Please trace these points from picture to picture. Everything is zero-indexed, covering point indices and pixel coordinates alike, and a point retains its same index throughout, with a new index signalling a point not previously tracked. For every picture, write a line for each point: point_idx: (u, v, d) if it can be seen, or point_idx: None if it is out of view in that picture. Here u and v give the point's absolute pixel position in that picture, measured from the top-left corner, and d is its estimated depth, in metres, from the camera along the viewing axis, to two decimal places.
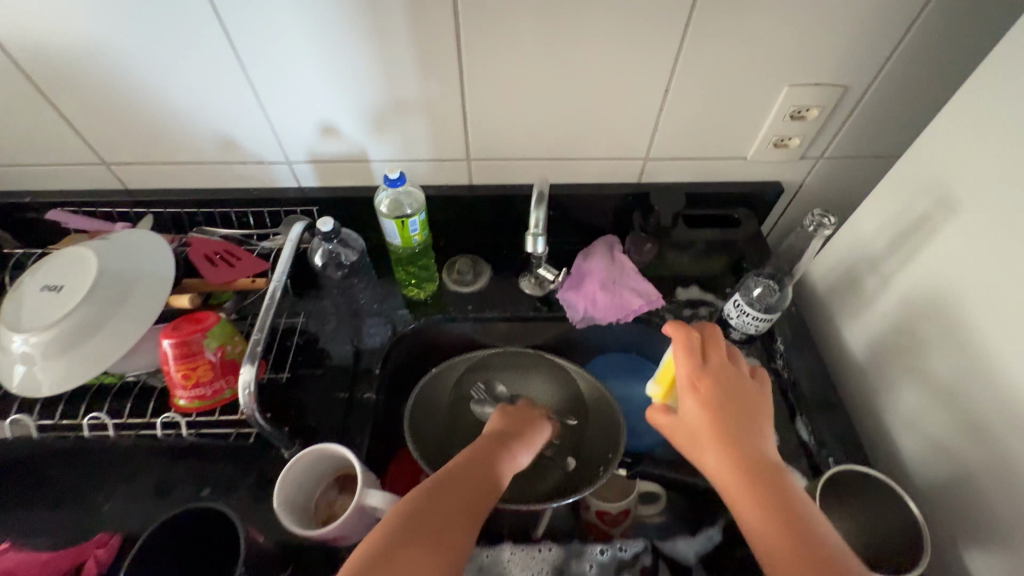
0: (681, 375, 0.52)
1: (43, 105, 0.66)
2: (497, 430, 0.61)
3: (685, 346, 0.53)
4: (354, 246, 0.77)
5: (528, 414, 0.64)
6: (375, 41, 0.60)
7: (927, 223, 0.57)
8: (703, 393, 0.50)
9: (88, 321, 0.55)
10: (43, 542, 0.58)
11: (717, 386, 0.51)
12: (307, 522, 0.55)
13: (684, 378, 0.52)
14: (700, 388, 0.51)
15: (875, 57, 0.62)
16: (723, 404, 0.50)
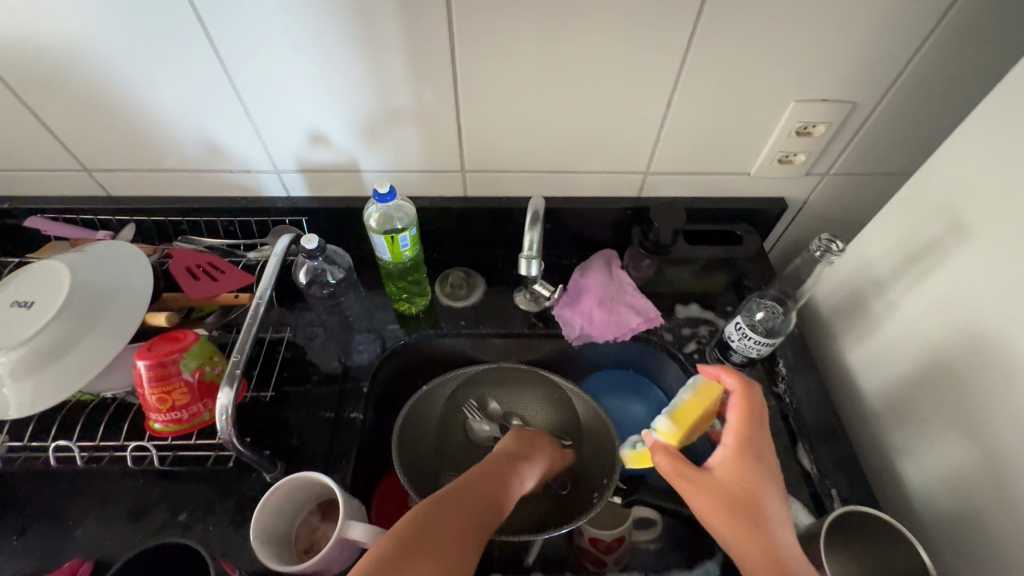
0: (732, 429, 0.52)
1: (19, 110, 0.63)
2: (509, 455, 0.59)
3: (747, 401, 0.54)
4: (341, 263, 0.74)
5: (541, 444, 0.63)
6: (366, 49, 0.57)
7: (937, 249, 0.54)
8: (750, 448, 0.51)
9: (60, 339, 0.52)
10: (12, 567, 0.56)
11: (761, 448, 0.51)
12: (287, 552, 0.53)
13: (732, 436, 0.52)
14: (748, 445, 0.51)
15: (886, 73, 0.60)
16: (762, 463, 0.50)
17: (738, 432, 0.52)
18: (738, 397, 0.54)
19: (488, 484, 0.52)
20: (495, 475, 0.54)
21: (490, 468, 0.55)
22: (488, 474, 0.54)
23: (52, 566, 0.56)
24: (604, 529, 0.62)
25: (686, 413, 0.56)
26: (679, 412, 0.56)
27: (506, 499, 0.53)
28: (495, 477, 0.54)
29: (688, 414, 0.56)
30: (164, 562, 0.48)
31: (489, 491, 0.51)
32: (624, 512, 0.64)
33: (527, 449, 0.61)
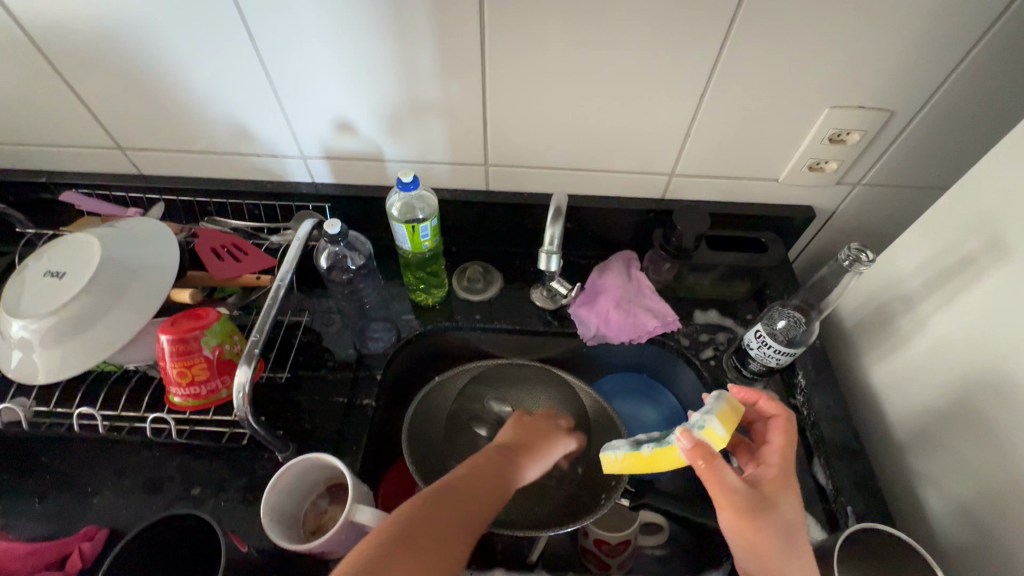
0: (776, 451, 0.52)
1: (60, 87, 0.65)
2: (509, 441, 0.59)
3: (788, 427, 0.53)
4: (361, 250, 0.73)
5: (541, 428, 0.62)
6: (397, 42, 0.58)
7: (973, 265, 0.52)
8: (784, 471, 0.50)
9: (87, 310, 0.54)
10: (30, 530, 0.58)
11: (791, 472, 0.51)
12: (296, 532, 0.54)
13: (777, 459, 0.51)
14: (784, 468, 0.50)
15: (926, 82, 0.58)
16: (793, 487, 0.50)
17: (782, 456, 0.51)
18: (782, 420, 0.53)
19: (494, 478, 0.51)
20: (501, 468, 0.53)
21: (495, 461, 0.54)
22: (492, 468, 0.52)
23: (69, 531, 0.58)
24: (610, 532, 0.61)
25: (731, 418, 0.50)
26: (726, 415, 0.49)
27: (510, 486, 0.53)
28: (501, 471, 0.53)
29: (730, 419, 0.50)
30: (174, 536, 0.49)
31: (492, 486, 0.51)
32: (631, 515, 0.64)
33: (532, 438, 0.60)
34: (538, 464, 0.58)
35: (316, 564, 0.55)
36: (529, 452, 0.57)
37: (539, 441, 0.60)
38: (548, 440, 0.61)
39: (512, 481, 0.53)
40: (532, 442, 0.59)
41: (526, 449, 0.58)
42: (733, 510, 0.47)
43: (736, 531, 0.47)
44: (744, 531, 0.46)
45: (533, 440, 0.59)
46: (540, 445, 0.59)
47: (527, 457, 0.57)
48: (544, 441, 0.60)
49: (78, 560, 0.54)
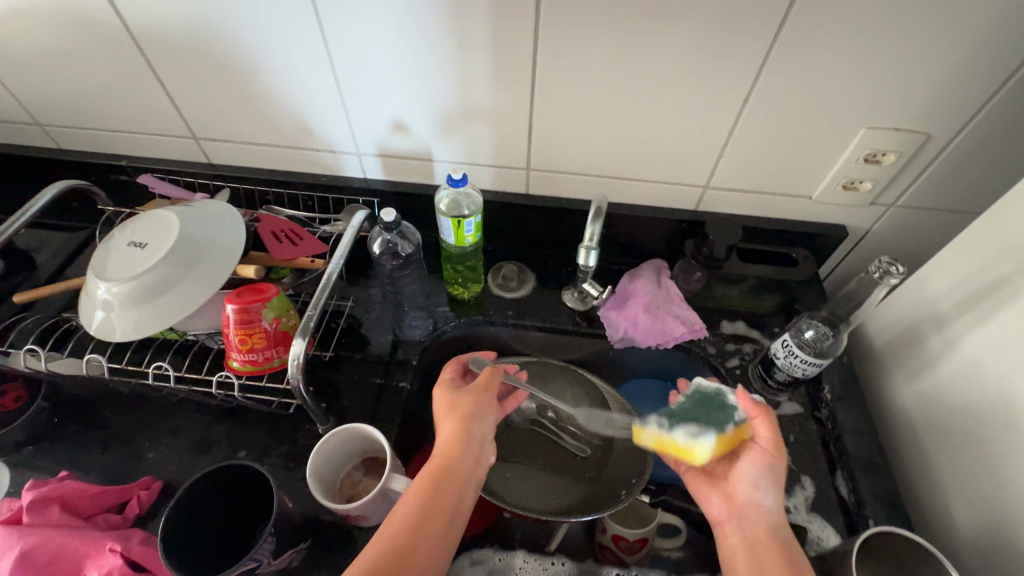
0: None
1: (150, 78, 0.72)
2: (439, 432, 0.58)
3: None
4: (411, 238, 0.75)
5: (440, 397, 0.59)
6: (457, 49, 0.63)
7: (1005, 287, 0.53)
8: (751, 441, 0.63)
9: (163, 280, 0.59)
10: (94, 476, 0.64)
11: None
12: (333, 496, 0.58)
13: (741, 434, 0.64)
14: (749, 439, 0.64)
15: (964, 107, 0.60)
16: None
17: None
18: None
19: (438, 483, 0.52)
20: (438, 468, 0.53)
21: (436, 466, 0.53)
22: (435, 478, 0.52)
23: (129, 479, 0.64)
24: (628, 529, 0.63)
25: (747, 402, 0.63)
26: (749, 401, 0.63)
27: (451, 472, 0.53)
28: (442, 471, 0.53)
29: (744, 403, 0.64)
30: (231, 487, 0.53)
31: (430, 492, 0.51)
32: (649, 513, 0.66)
33: (440, 417, 0.58)
34: (457, 427, 0.56)
35: (350, 528, 0.59)
36: (450, 431, 0.56)
37: (446, 409, 0.58)
38: (452, 404, 0.58)
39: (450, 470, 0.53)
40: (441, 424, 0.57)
41: (448, 429, 0.56)
42: (779, 452, 0.56)
43: (758, 469, 0.54)
44: (774, 465, 0.55)
45: (444, 415, 0.58)
46: (451, 414, 0.57)
47: (451, 438, 0.55)
48: (451, 406, 0.58)
49: (137, 505, 0.60)
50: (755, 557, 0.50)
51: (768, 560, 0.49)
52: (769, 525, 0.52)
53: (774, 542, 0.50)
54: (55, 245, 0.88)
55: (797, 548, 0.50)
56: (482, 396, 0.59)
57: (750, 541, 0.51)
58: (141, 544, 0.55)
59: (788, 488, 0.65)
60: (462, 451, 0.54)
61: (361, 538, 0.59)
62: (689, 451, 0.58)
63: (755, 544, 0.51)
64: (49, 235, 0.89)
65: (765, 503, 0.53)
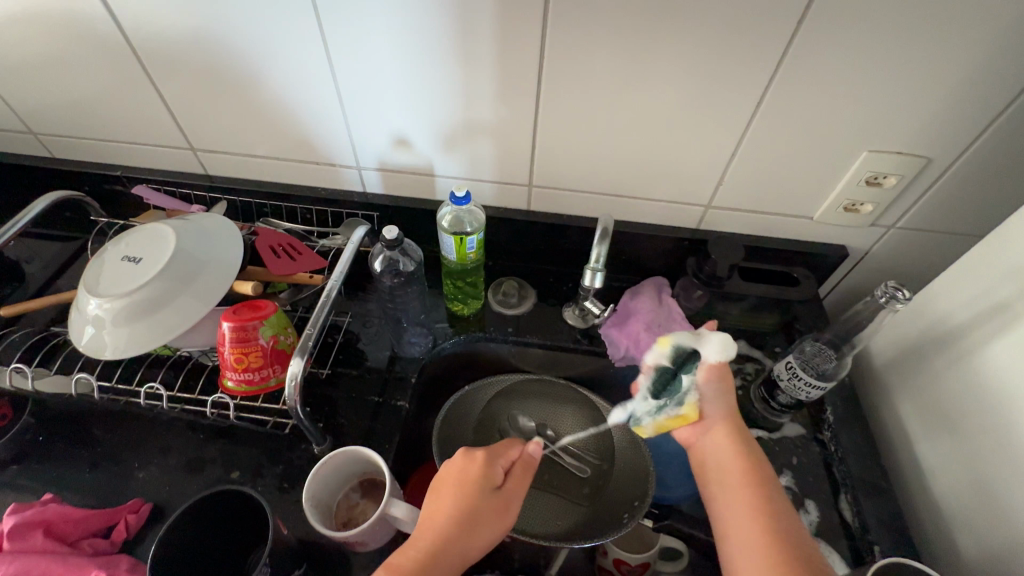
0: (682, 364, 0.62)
1: (147, 87, 0.71)
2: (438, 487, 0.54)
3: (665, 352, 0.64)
4: (413, 256, 0.73)
5: (454, 479, 0.54)
6: (461, 65, 0.63)
7: (1006, 311, 0.53)
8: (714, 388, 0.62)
9: (156, 295, 0.57)
10: (81, 498, 0.62)
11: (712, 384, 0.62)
12: (329, 521, 0.56)
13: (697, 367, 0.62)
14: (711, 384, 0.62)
15: (964, 132, 0.60)
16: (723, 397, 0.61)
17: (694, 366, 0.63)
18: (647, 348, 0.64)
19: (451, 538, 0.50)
20: (429, 548, 0.49)
21: (432, 539, 0.49)
22: (454, 530, 0.50)
23: (118, 500, 0.62)
24: (630, 553, 0.61)
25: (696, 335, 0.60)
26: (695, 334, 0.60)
27: (473, 529, 0.51)
28: (447, 540, 0.49)
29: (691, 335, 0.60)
30: (223, 511, 0.51)
31: (448, 538, 0.50)
32: (651, 539, 0.65)
33: (447, 491, 0.53)
34: (464, 528, 0.50)
35: (346, 554, 0.58)
36: (451, 514, 0.51)
37: (456, 489, 0.53)
38: (467, 503, 0.52)
39: (440, 553, 0.48)
40: (446, 499, 0.52)
41: (449, 509, 0.51)
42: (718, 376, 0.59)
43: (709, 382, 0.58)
44: (718, 386, 0.58)
45: (453, 493, 0.53)
46: (462, 501, 0.52)
47: (450, 522, 0.50)
48: (466, 489, 0.53)
49: (124, 529, 0.58)
50: (724, 478, 0.54)
51: (734, 480, 0.53)
52: (730, 442, 0.56)
53: (737, 459, 0.55)
54: (46, 256, 0.86)
55: (762, 475, 0.53)
56: (493, 516, 0.53)
57: (717, 455, 0.56)
58: (129, 571, 0.53)
59: None
60: (457, 524, 0.50)
61: (359, 564, 0.57)
62: (686, 411, 0.57)
63: (719, 458, 0.55)
64: (40, 246, 0.87)
65: (718, 428, 0.57)
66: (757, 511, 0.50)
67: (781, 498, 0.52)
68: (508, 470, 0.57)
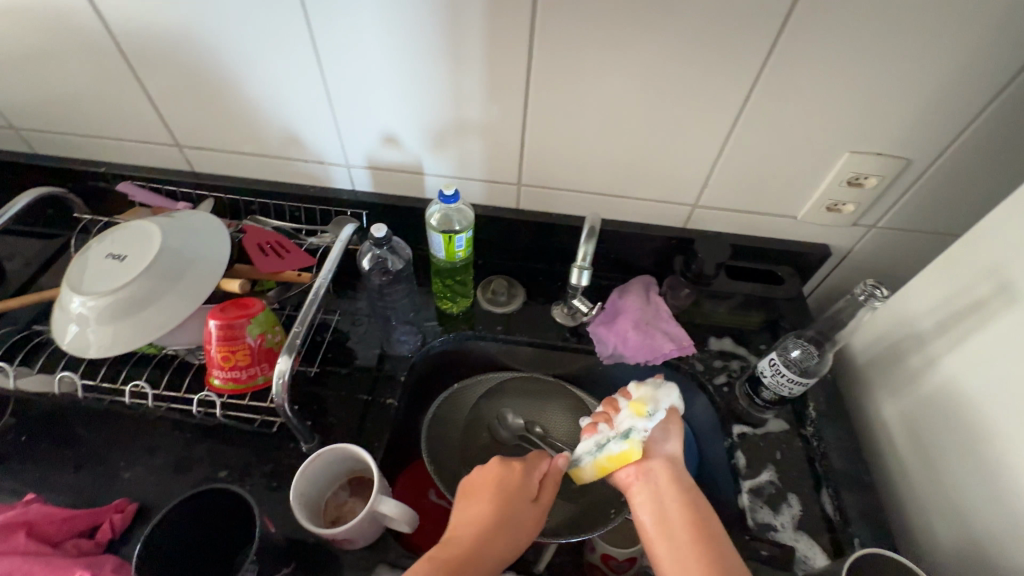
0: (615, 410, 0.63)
1: (132, 83, 0.70)
2: (476, 484, 0.58)
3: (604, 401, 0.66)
4: (401, 254, 0.74)
5: (486, 482, 0.58)
6: (450, 64, 0.63)
7: (983, 309, 0.55)
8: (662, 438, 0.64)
9: (141, 293, 0.57)
10: (65, 499, 0.61)
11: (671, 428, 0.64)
12: (317, 519, 0.56)
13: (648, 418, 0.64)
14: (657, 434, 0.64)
15: (943, 134, 0.62)
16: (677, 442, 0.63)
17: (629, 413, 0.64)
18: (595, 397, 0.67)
19: (486, 532, 0.53)
20: (464, 548, 0.52)
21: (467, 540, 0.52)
22: (496, 522, 0.54)
23: (103, 500, 0.61)
24: (617, 547, 0.63)
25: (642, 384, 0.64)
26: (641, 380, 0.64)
27: (499, 537, 0.53)
28: (494, 530, 0.53)
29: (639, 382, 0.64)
30: (210, 510, 0.51)
31: (487, 537, 0.53)
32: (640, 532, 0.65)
33: (486, 490, 0.57)
34: (501, 533, 0.53)
35: (334, 552, 0.58)
36: (488, 517, 0.54)
37: (492, 497, 0.56)
38: (504, 509, 0.55)
39: (476, 553, 0.51)
40: (487, 497, 0.56)
41: (486, 512, 0.55)
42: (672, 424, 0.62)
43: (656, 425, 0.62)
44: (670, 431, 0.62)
45: (492, 495, 0.56)
46: (498, 509, 0.55)
47: (486, 524, 0.54)
48: (506, 498, 0.56)
49: (109, 530, 0.58)
50: (667, 515, 0.56)
51: (682, 534, 0.53)
52: (673, 481, 0.58)
53: (679, 495, 0.57)
54: (27, 254, 0.84)
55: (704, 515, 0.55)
56: (525, 524, 0.55)
57: (664, 510, 0.56)
58: (115, 571, 0.53)
59: (777, 506, 0.66)
60: (496, 525, 0.54)
61: (347, 562, 0.57)
62: (629, 449, 0.60)
63: (661, 494, 0.57)
64: (21, 244, 0.85)
65: (662, 466, 0.59)
66: (700, 546, 0.52)
67: (722, 536, 0.54)
68: (542, 481, 0.59)
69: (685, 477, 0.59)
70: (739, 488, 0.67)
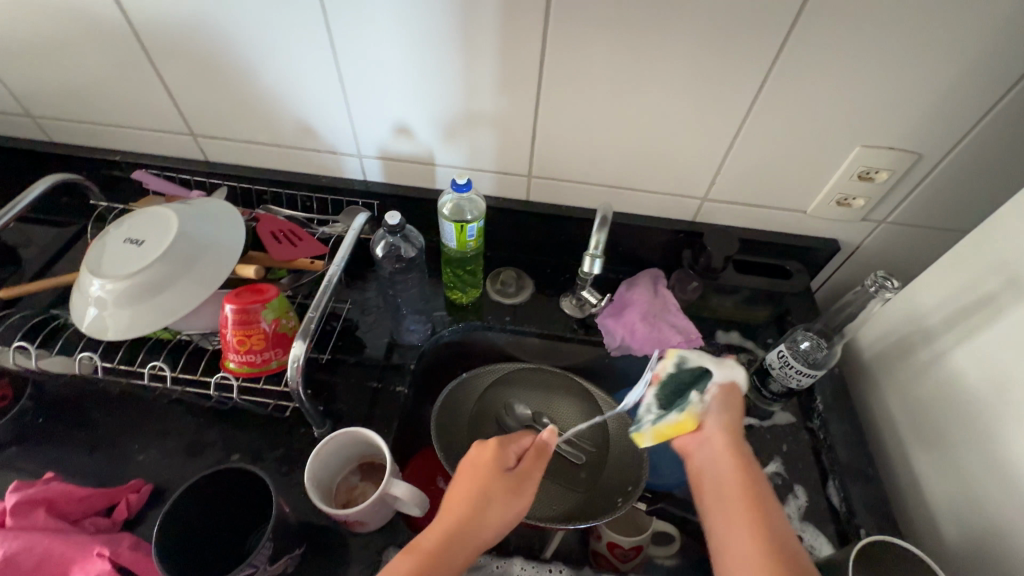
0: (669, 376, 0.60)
1: (148, 71, 0.71)
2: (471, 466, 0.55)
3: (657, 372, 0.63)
4: (415, 243, 0.74)
5: (478, 465, 0.55)
6: (464, 55, 0.63)
7: (992, 303, 0.55)
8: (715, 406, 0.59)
9: (158, 277, 0.58)
10: (81, 479, 0.62)
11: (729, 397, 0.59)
12: (329, 501, 0.57)
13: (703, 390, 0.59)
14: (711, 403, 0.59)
15: (954, 128, 0.62)
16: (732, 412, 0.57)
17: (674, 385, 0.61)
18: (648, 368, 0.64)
19: (469, 522, 0.51)
20: (447, 540, 0.49)
21: (452, 523, 0.51)
22: (470, 510, 0.52)
23: (118, 481, 0.62)
24: (623, 536, 0.63)
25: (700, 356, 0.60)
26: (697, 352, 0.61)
27: (470, 515, 0.51)
28: (472, 518, 0.51)
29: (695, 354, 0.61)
30: (225, 490, 0.52)
31: (473, 526, 0.51)
32: (645, 522, 0.66)
33: (478, 473, 0.54)
34: (472, 510, 0.51)
35: (345, 534, 0.58)
36: (463, 497, 0.52)
37: (468, 477, 0.54)
38: (478, 486, 0.53)
39: (448, 536, 0.50)
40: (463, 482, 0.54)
41: (461, 492, 0.53)
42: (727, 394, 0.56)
43: (715, 394, 0.56)
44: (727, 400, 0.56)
45: (468, 477, 0.54)
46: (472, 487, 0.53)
47: (465, 508, 0.52)
48: (481, 473, 0.54)
49: (125, 509, 0.59)
50: (717, 490, 0.52)
51: (732, 512, 0.50)
52: (728, 456, 0.53)
53: (735, 471, 0.52)
54: (43, 241, 0.85)
55: (760, 492, 0.51)
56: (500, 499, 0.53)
57: (719, 486, 0.52)
58: (131, 548, 0.54)
59: (783, 497, 0.66)
60: (468, 506, 0.52)
61: (358, 544, 0.58)
62: (685, 418, 0.55)
63: (716, 467, 0.53)
64: (37, 231, 0.87)
65: (716, 437, 0.55)
66: (751, 526, 0.48)
67: (778, 517, 0.49)
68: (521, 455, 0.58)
69: (742, 447, 0.54)
70: None
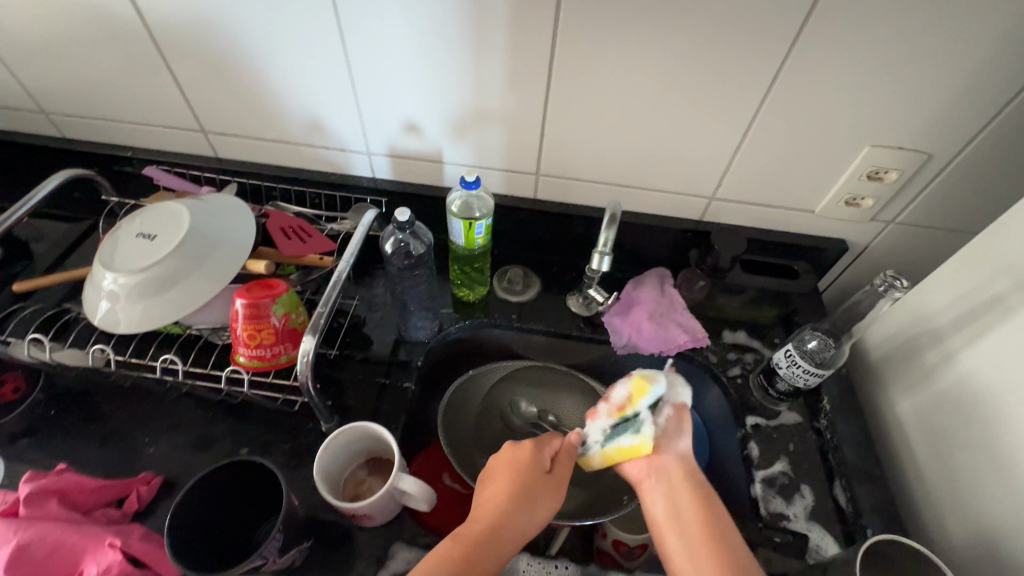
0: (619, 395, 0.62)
1: (160, 68, 0.72)
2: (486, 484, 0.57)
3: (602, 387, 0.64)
4: (423, 239, 0.74)
5: (492, 480, 0.57)
6: (474, 53, 0.64)
7: (1002, 304, 0.55)
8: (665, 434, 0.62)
9: (169, 272, 0.58)
10: (92, 471, 0.63)
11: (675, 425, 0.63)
12: (337, 495, 0.58)
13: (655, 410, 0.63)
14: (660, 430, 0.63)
15: (965, 128, 0.62)
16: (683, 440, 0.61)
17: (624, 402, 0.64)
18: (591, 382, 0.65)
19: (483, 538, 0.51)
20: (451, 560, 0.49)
21: (455, 546, 0.50)
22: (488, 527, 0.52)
23: (129, 473, 0.63)
24: (629, 534, 0.63)
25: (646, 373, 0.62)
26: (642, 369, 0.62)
27: (507, 523, 0.53)
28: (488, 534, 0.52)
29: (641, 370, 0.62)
30: (235, 483, 0.52)
31: (483, 542, 0.51)
32: None
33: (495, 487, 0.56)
34: (512, 515, 0.54)
35: (352, 528, 0.59)
36: (496, 507, 0.54)
37: (504, 485, 0.56)
38: (519, 493, 0.55)
39: (483, 548, 0.50)
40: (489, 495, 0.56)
41: (498, 498, 0.55)
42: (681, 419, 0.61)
43: (669, 419, 0.60)
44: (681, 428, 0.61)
45: (501, 485, 0.56)
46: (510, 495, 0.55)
47: (492, 518, 0.53)
48: (520, 480, 0.57)
49: (135, 501, 0.59)
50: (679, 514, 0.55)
51: (695, 532, 0.53)
52: (686, 481, 0.57)
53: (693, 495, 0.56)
54: (55, 236, 0.86)
55: (717, 513, 0.55)
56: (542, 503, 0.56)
57: (680, 510, 0.55)
58: (142, 539, 0.55)
59: (789, 496, 0.66)
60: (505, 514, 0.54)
61: (365, 538, 0.58)
62: (639, 444, 0.58)
63: (675, 493, 0.56)
64: (50, 226, 0.88)
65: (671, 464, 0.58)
66: (714, 545, 0.52)
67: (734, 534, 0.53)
68: (555, 455, 0.60)
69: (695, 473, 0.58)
70: (751, 478, 0.68)
